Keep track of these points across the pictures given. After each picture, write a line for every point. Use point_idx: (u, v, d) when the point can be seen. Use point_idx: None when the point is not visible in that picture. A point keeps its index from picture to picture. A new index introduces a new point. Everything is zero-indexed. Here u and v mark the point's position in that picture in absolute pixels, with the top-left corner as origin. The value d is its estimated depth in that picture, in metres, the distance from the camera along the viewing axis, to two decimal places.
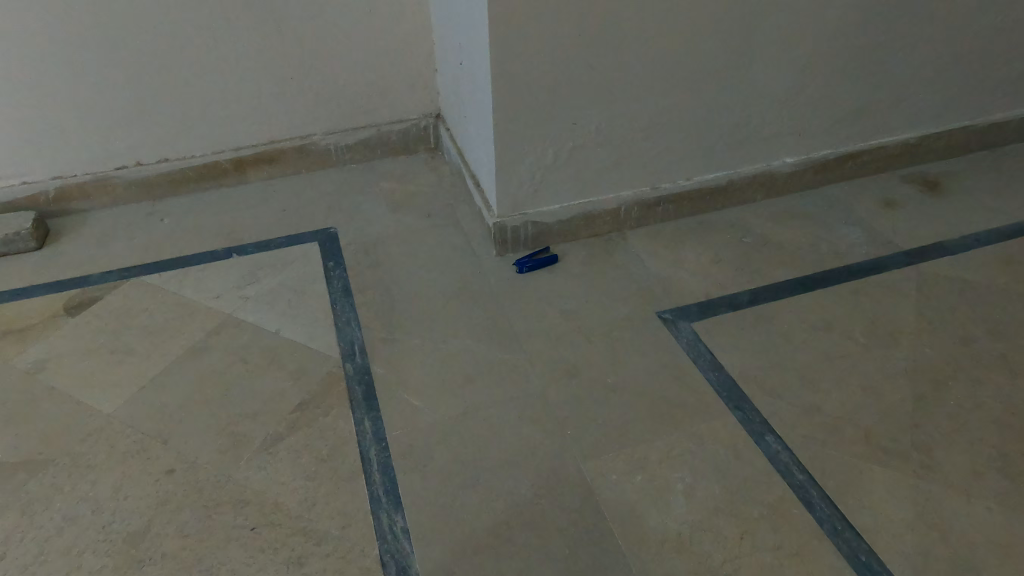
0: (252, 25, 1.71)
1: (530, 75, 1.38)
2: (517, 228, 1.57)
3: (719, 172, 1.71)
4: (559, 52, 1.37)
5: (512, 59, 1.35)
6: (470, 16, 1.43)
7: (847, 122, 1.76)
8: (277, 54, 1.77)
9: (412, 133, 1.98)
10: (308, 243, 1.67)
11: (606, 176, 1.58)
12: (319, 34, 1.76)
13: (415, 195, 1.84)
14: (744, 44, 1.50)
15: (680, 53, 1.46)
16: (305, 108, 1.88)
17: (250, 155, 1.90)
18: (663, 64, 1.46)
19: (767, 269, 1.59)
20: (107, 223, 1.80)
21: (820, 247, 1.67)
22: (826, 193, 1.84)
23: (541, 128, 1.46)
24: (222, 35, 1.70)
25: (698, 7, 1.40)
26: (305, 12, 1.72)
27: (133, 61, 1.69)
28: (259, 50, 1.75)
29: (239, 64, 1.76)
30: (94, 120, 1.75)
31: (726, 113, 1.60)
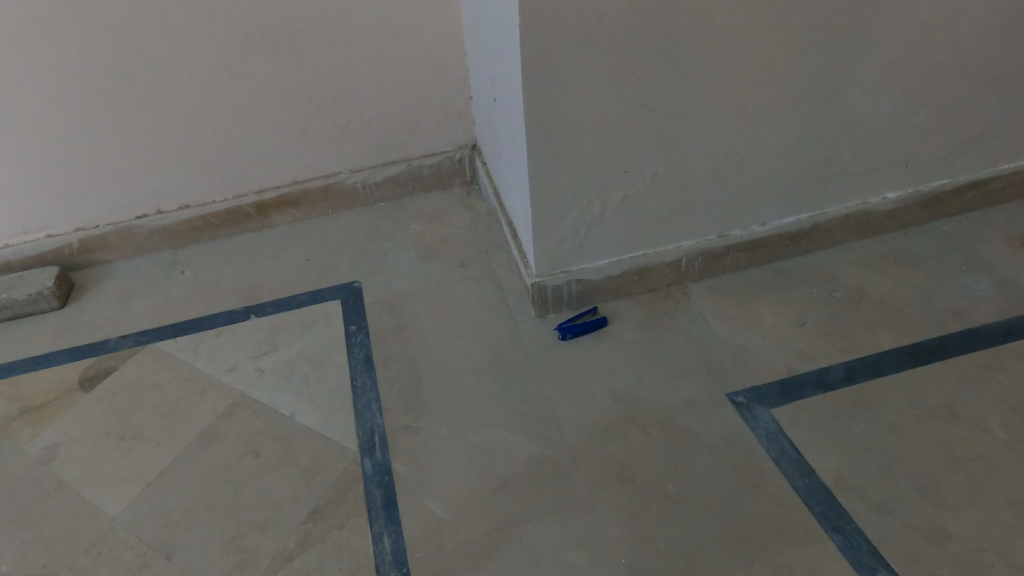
0: (269, 60, 1.54)
1: (574, 118, 1.16)
2: (560, 287, 1.35)
3: (801, 215, 1.45)
4: (607, 89, 1.14)
5: (552, 101, 1.13)
6: (502, 45, 1.21)
7: (961, 145, 1.45)
8: (298, 90, 1.60)
9: (446, 167, 1.80)
10: (329, 300, 1.51)
11: (665, 226, 1.35)
12: (341, 66, 1.59)
13: (447, 238, 1.65)
14: (835, 61, 1.22)
15: (757, 78, 1.20)
16: (329, 146, 1.71)
17: (272, 199, 1.74)
18: (736, 92, 1.21)
19: (866, 335, 1.32)
20: (129, 277, 1.71)
21: (934, 303, 1.38)
22: (932, 229, 1.55)
23: (588, 177, 1.23)
24: (236, 74, 1.55)
25: (782, 21, 1.13)
26: (325, 44, 1.55)
27: (147, 105, 1.56)
28: (276, 87, 1.59)
29: (258, 102, 1.60)
30: (111, 169, 1.63)
31: (813, 146, 1.34)
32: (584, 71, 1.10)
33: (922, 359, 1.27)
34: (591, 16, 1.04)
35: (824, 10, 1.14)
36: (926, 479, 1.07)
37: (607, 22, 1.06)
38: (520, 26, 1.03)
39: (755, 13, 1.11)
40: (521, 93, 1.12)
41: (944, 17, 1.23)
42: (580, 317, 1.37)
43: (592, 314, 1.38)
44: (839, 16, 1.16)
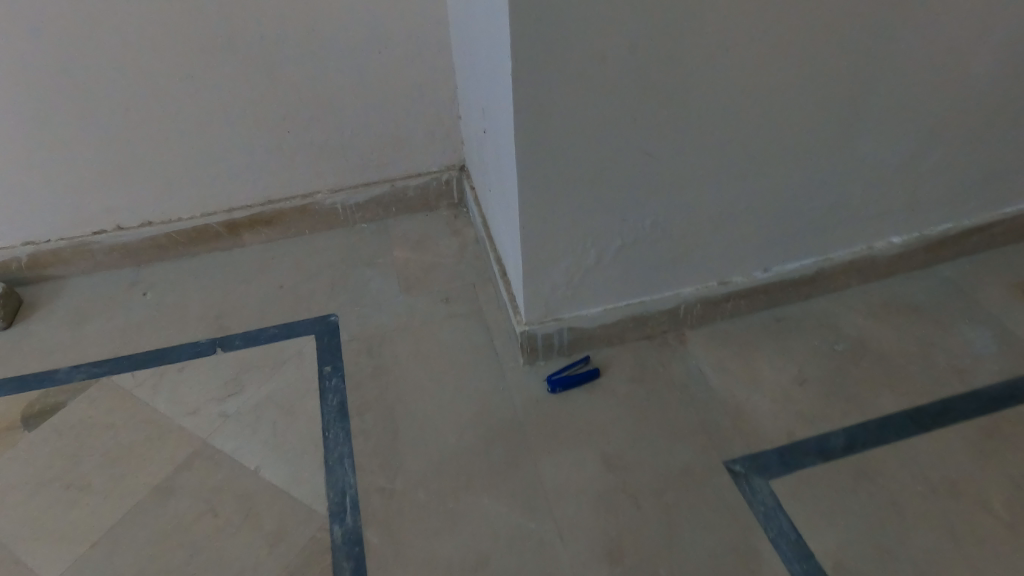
0: (239, 72, 1.41)
1: (570, 162, 1.06)
2: (549, 336, 1.27)
3: (806, 260, 1.36)
4: (606, 134, 1.04)
5: (546, 146, 1.03)
6: (493, 76, 1.10)
7: (969, 193, 1.39)
8: (272, 104, 1.47)
9: (432, 188, 1.69)
10: (302, 336, 1.41)
11: (664, 272, 1.26)
12: (319, 80, 1.46)
13: (432, 268, 1.55)
14: (846, 107, 1.15)
15: (765, 125, 1.12)
16: (305, 164, 1.59)
17: (243, 218, 1.62)
18: (743, 139, 1.12)
19: (869, 394, 1.26)
20: (84, 296, 1.57)
21: (939, 358, 1.31)
22: (938, 275, 1.48)
23: (584, 225, 1.14)
24: (202, 85, 1.42)
25: (793, 66, 1.05)
26: (302, 57, 1.42)
27: (103, 114, 1.42)
28: (247, 101, 1.46)
29: (227, 115, 1.47)
30: (62, 180, 1.49)
31: (819, 193, 1.26)
32: (582, 115, 1.01)
33: (926, 425, 1.20)
34: (591, 59, 0.95)
35: (839, 54, 1.07)
36: (928, 564, 1.02)
37: (608, 65, 0.96)
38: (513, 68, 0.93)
39: (767, 58, 1.02)
40: (511, 138, 1.02)
41: (960, 65, 1.16)
42: (569, 368, 1.29)
43: (585, 364, 1.30)
44: (853, 62, 1.09)
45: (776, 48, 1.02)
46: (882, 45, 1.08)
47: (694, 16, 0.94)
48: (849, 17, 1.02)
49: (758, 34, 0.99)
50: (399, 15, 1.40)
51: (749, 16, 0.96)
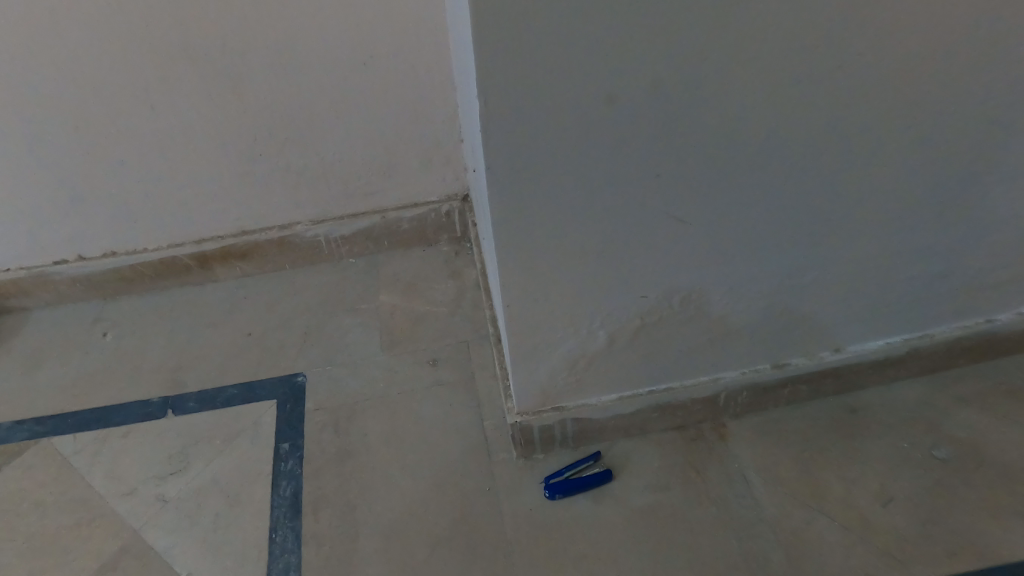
0: (198, 87, 1.19)
1: (574, 222, 0.76)
2: (549, 429, 1.00)
3: (894, 338, 1.03)
4: (622, 191, 0.74)
5: (536, 208, 0.74)
6: (470, 98, 0.80)
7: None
8: (239, 124, 1.25)
9: (430, 221, 1.44)
10: (263, 400, 1.20)
11: (698, 355, 0.97)
12: (292, 97, 1.23)
13: (422, 319, 1.31)
14: (979, 145, 0.80)
15: (855, 170, 0.79)
16: (281, 192, 1.36)
17: (214, 250, 1.42)
18: (822, 191, 0.80)
19: (989, 529, 0.91)
20: (42, 334, 1.40)
21: None
22: None
23: (593, 299, 0.85)
24: (156, 101, 1.20)
25: (901, 90, 0.72)
26: (270, 70, 1.19)
27: (46, 136, 1.22)
28: (208, 119, 1.24)
29: (189, 136, 1.26)
30: (10, 208, 1.30)
31: (927, 256, 0.91)
32: (586, 167, 0.71)
33: None
34: (597, 91, 0.65)
35: (972, 72, 0.73)
36: None
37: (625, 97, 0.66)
38: (481, 105, 0.64)
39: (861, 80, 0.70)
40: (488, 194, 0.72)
41: None
42: (569, 469, 1.02)
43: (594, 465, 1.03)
44: (995, 81, 0.74)
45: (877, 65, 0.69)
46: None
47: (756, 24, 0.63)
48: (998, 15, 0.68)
49: (851, 45, 0.67)
50: (382, 19, 1.14)
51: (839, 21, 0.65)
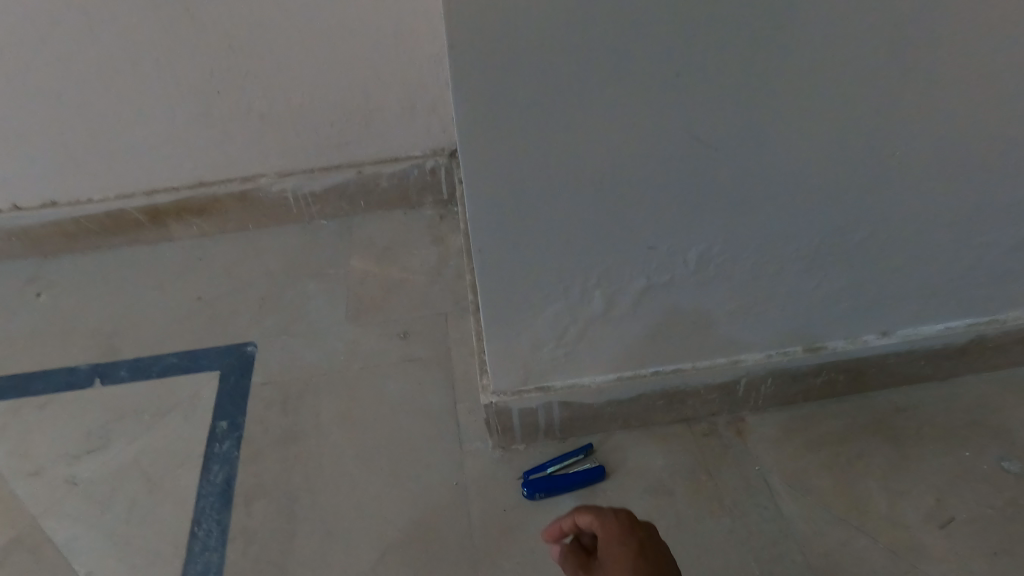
0: (144, 7, 1.02)
1: (565, 141, 0.59)
2: (530, 413, 0.83)
3: (956, 322, 0.83)
4: (630, 100, 0.56)
5: (514, 115, 0.56)
6: None
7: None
8: (192, 54, 1.08)
9: (412, 179, 1.27)
10: (204, 371, 1.04)
11: (716, 332, 0.78)
12: (253, 25, 1.05)
13: (395, 287, 1.14)
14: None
15: (939, 89, 0.60)
16: (244, 138, 1.20)
17: (168, 204, 1.26)
18: (890, 116, 0.61)
19: None
20: None
21: None
22: None
23: (589, 250, 0.68)
24: (95, 23, 1.03)
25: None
26: None
27: None
28: (156, 46, 1.07)
29: (136, 67, 1.09)
30: None
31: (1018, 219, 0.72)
32: (584, 58, 0.53)
33: None
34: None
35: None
36: None
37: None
38: None
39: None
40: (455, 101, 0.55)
41: None
42: (554, 464, 0.84)
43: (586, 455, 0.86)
44: None
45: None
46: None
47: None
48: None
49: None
50: None
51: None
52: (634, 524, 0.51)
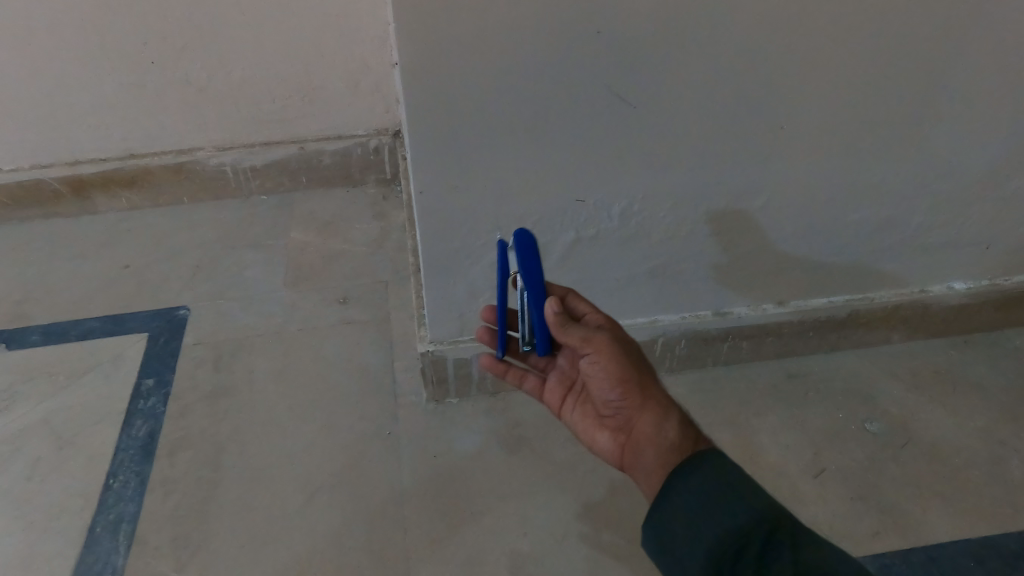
0: None
1: (493, 97, 0.64)
2: (464, 364, 0.87)
3: (836, 298, 0.97)
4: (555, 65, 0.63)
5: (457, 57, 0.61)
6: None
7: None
8: (120, 22, 1.07)
9: (356, 157, 1.30)
10: (131, 333, 1.02)
11: (635, 290, 0.86)
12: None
13: (335, 258, 1.15)
14: (954, 65, 0.73)
15: (823, 70, 0.69)
16: (179, 110, 1.20)
17: (93, 175, 1.23)
18: (789, 87, 0.70)
19: (910, 506, 0.85)
20: None
21: (1006, 465, 0.91)
22: (1000, 343, 1.11)
23: (524, 202, 0.73)
24: None
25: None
26: None
27: None
28: (84, 9, 1.05)
29: (54, 31, 1.06)
30: None
31: (869, 209, 0.86)
32: (516, 4, 0.58)
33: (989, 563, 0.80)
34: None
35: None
36: None
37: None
38: None
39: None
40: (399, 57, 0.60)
41: None
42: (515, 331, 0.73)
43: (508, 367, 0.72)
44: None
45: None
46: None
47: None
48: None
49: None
50: None
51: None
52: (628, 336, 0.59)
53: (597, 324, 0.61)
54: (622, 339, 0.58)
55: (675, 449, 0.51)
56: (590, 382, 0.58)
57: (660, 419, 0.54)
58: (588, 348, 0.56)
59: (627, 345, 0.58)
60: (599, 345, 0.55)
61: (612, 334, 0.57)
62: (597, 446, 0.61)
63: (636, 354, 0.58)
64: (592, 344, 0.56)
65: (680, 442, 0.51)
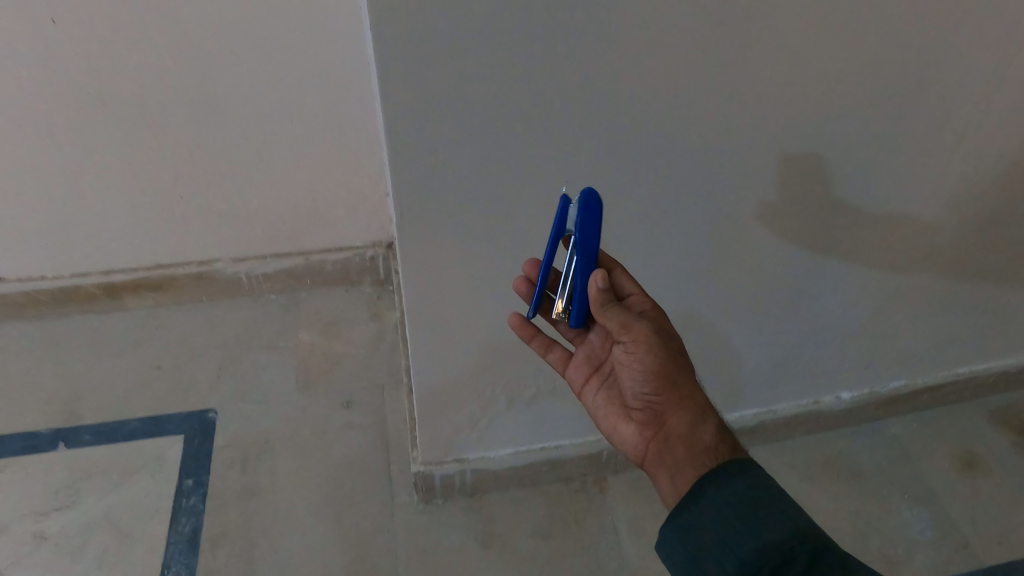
0: (112, 127, 1.17)
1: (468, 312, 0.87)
2: (449, 476, 1.10)
3: (745, 411, 1.18)
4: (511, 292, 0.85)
5: (445, 292, 0.83)
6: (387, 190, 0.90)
7: (954, 357, 1.18)
8: (153, 163, 1.24)
9: (355, 265, 1.51)
10: (169, 434, 1.21)
11: (583, 420, 1.11)
12: (212, 147, 1.24)
13: (339, 361, 1.37)
14: (821, 262, 0.92)
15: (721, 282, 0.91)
16: (201, 229, 1.37)
17: (125, 282, 1.40)
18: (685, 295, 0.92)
19: None
20: None
21: (868, 545, 1.11)
22: (884, 432, 1.26)
23: (491, 372, 0.97)
24: (58, 137, 1.16)
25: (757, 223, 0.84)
26: (191, 121, 1.19)
27: None
28: (124, 157, 1.22)
29: (96, 171, 1.22)
30: None
31: (769, 364, 1.08)
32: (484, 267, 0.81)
33: None
34: (490, 212, 0.75)
35: (817, 212, 0.84)
36: None
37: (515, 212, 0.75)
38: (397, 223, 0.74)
39: (728, 202, 0.79)
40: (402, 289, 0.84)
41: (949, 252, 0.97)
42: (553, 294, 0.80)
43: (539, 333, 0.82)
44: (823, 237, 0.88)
45: (733, 189, 0.78)
46: (874, 189, 0.84)
47: (620, 128, 0.69)
48: (841, 153, 0.78)
49: (707, 172, 0.75)
50: (312, 89, 1.18)
51: (704, 147, 0.73)
52: (668, 330, 0.71)
53: (642, 310, 0.73)
54: (663, 332, 0.69)
55: (706, 449, 0.64)
56: (628, 367, 0.71)
57: (694, 420, 0.67)
58: (628, 333, 0.68)
59: (669, 338, 0.70)
60: (638, 332, 0.68)
61: (652, 326, 0.69)
62: (623, 431, 0.73)
63: (674, 348, 0.69)
64: (631, 331, 0.68)
65: (713, 445, 0.64)
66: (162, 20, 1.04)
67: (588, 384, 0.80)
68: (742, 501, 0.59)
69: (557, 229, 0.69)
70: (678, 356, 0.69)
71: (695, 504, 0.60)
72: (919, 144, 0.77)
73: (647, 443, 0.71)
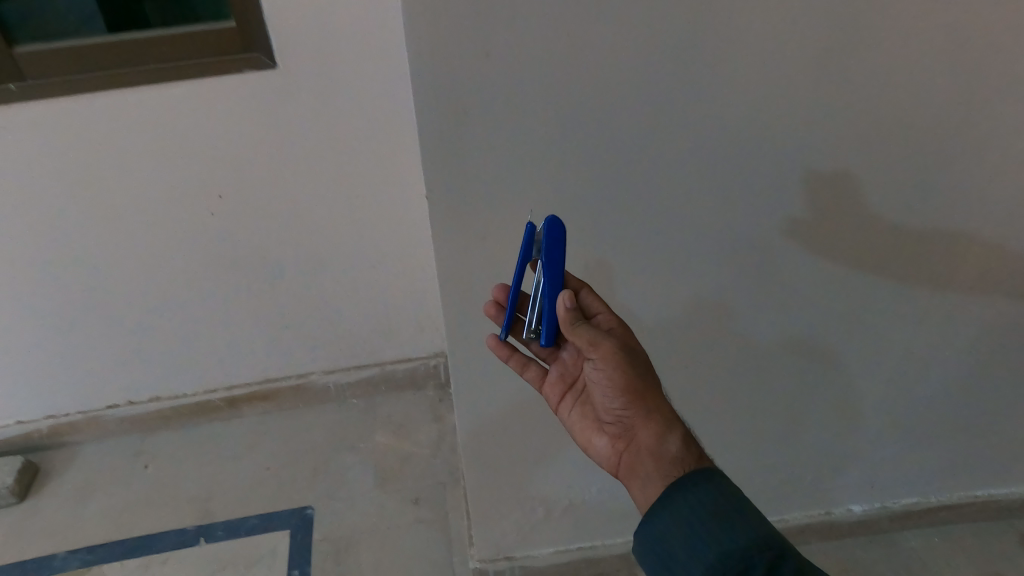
0: (241, 285, 1.53)
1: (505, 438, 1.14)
2: (500, 571, 1.32)
3: None
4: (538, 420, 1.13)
5: (492, 430, 1.12)
6: None
7: (953, 472, 1.32)
8: (267, 307, 1.58)
9: (421, 372, 1.78)
10: (279, 529, 1.50)
11: (611, 525, 1.30)
12: (311, 292, 1.57)
13: (408, 460, 1.63)
14: (785, 390, 1.16)
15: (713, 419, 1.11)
16: (301, 351, 1.70)
17: (242, 394, 1.74)
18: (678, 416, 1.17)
19: None
20: (93, 466, 1.68)
21: None
22: (898, 544, 1.38)
23: (529, 485, 1.21)
24: (203, 294, 1.53)
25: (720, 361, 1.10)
26: (296, 274, 1.53)
27: (118, 317, 1.53)
28: (248, 305, 1.57)
29: (227, 316, 1.58)
30: (78, 366, 1.60)
31: (766, 471, 1.28)
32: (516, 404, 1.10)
33: None
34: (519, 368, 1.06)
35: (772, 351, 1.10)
36: None
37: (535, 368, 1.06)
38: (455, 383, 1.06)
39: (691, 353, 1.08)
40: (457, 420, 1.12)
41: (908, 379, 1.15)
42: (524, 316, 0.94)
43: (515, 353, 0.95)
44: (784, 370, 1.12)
45: (694, 343, 1.07)
46: (816, 338, 1.08)
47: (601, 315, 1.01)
48: (777, 317, 1.04)
49: (670, 331, 1.05)
50: (388, 247, 1.51)
51: (669, 316, 1.02)
52: (632, 347, 0.83)
53: (608, 327, 0.86)
54: (627, 348, 0.82)
55: (676, 459, 0.75)
56: (598, 382, 0.83)
57: (660, 432, 0.78)
58: (595, 349, 0.80)
59: (630, 352, 0.82)
60: (603, 349, 0.80)
61: (614, 341, 0.81)
62: (600, 441, 0.87)
63: (637, 362, 0.82)
64: (597, 348, 0.80)
65: (679, 455, 0.76)
66: (285, 214, 1.42)
67: (567, 398, 0.94)
68: (707, 508, 0.69)
69: (526, 253, 0.83)
70: (639, 370, 0.81)
71: (666, 510, 0.71)
72: (840, 300, 1.03)
73: (620, 454, 0.84)
